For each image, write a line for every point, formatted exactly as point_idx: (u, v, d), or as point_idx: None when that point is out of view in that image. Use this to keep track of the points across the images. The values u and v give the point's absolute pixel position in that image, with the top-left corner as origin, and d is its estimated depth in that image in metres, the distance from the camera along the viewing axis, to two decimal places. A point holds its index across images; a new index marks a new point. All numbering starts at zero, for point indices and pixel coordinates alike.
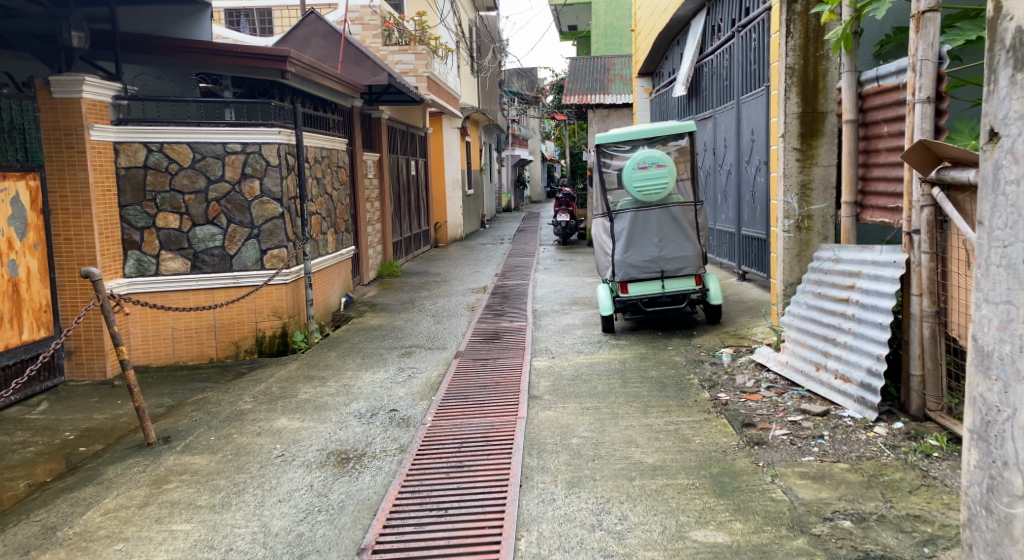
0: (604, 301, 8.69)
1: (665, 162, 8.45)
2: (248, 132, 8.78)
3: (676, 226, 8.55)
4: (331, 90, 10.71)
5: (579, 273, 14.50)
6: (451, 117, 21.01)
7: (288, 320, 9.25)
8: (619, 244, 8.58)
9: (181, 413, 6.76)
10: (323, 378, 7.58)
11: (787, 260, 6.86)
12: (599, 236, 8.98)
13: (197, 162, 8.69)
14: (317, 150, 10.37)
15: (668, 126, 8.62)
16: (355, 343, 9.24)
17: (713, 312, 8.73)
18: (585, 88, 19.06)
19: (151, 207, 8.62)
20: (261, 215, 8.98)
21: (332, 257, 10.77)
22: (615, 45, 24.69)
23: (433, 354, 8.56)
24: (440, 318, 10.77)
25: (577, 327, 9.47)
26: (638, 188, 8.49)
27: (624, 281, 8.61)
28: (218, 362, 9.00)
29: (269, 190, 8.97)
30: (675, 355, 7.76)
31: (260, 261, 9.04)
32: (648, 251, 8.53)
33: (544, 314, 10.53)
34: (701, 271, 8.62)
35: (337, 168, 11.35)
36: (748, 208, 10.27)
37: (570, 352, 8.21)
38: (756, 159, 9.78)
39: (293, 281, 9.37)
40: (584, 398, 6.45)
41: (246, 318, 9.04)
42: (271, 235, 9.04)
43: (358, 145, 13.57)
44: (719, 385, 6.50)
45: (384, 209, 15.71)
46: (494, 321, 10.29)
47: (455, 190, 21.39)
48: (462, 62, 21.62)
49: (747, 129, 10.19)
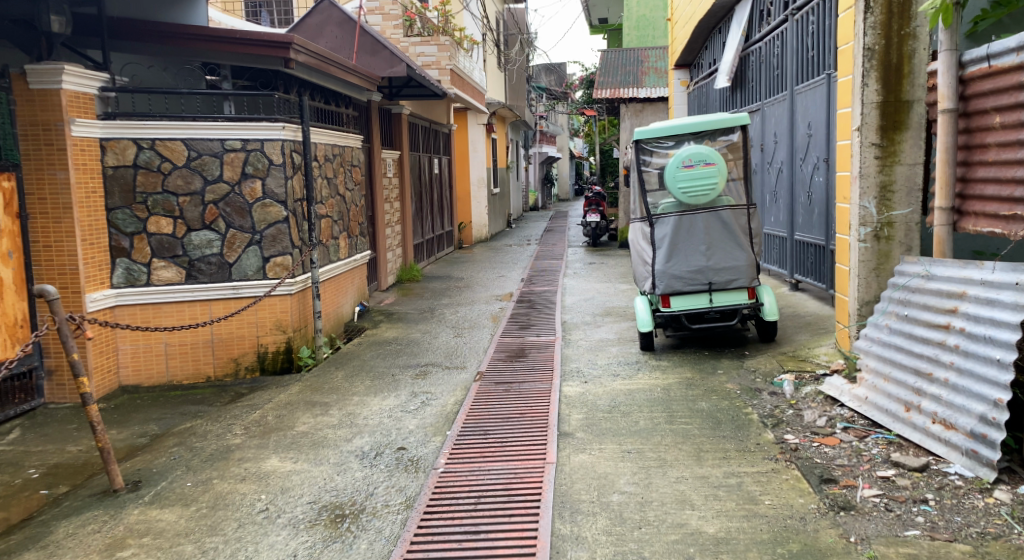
0: (642, 316, 7.80)
1: (714, 160, 7.52)
2: (250, 128, 7.91)
3: (725, 232, 7.59)
4: (345, 82, 9.87)
5: (611, 278, 13.55)
6: (477, 112, 20.11)
7: (293, 334, 8.34)
8: (661, 252, 7.64)
9: (160, 449, 5.89)
10: (325, 405, 6.70)
11: (862, 275, 5.91)
12: (637, 242, 8.03)
13: (193, 161, 7.81)
14: (327, 147, 9.51)
15: (720, 119, 7.63)
16: (366, 360, 8.36)
17: (766, 329, 7.81)
18: (618, 81, 18.07)
19: (141, 210, 7.73)
20: (263, 219, 8.07)
21: (344, 263, 9.90)
22: (648, 37, 23.60)
23: (452, 375, 7.66)
24: (460, 330, 9.86)
25: (613, 343, 8.51)
26: (685, 191, 7.53)
27: (665, 294, 7.66)
28: (216, 381, 8.11)
29: (271, 192, 8.06)
30: (727, 383, 6.81)
31: (261, 271, 8.12)
32: (693, 260, 7.58)
33: (574, 327, 9.57)
34: (755, 284, 7.65)
35: (351, 166, 10.48)
36: (804, 210, 9.43)
37: (605, 375, 7.26)
38: (814, 156, 8.98)
39: (299, 291, 8.44)
40: (623, 437, 5.52)
41: (247, 333, 8.14)
42: (273, 241, 8.13)
43: (376, 142, 12.71)
44: (784, 423, 5.57)
45: (404, 209, 14.84)
46: (519, 335, 9.36)
47: (480, 189, 20.47)
48: (488, 55, 20.69)
49: (803, 122, 9.37)
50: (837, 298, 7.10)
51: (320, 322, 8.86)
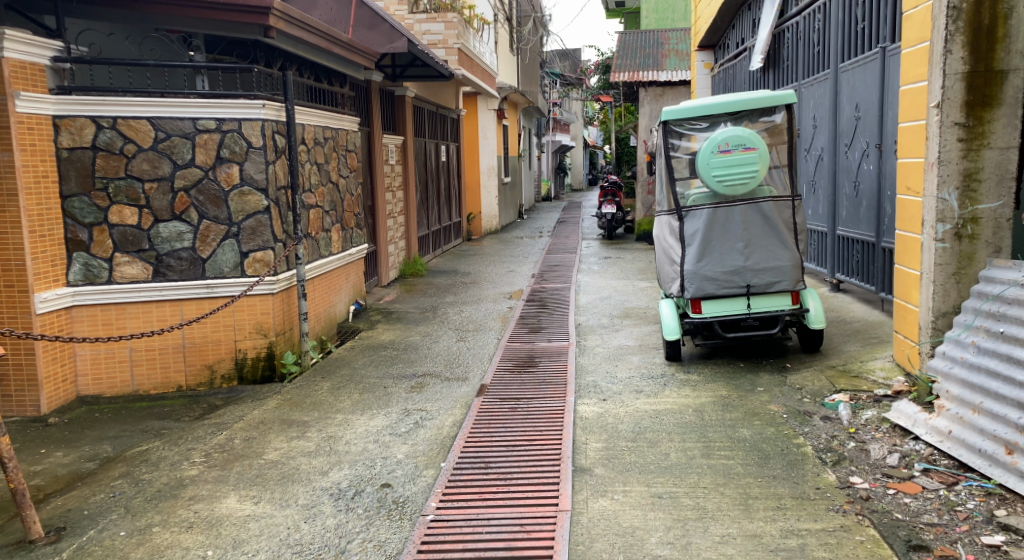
0: (669, 322, 6.93)
1: (756, 144, 6.57)
2: (226, 105, 6.97)
3: (766, 227, 6.66)
4: (340, 58, 8.96)
5: (629, 275, 12.59)
6: (487, 97, 19.15)
7: (276, 338, 7.36)
8: (691, 250, 6.72)
9: (100, 478, 4.97)
10: (303, 425, 5.79)
11: (940, 281, 5.03)
12: (663, 238, 7.11)
13: (160, 143, 6.86)
14: (317, 129, 8.59)
15: (761, 98, 6.67)
16: (355, 367, 7.43)
17: (810, 338, 6.87)
18: (636, 64, 17.05)
19: (101, 198, 6.79)
20: (240, 209, 7.14)
21: (337, 258, 8.98)
22: (666, 21, 22.63)
23: (451, 388, 6.73)
24: (464, 332, 8.93)
25: (634, 351, 7.56)
26: (722, 180, 6.60)
27: (695, 298, 6.72)
28: (187, 392, 7.13)
29: (250, 178, 7.14)
30: (768, 404, 5.88)
31: (239, 266, 7.18)
32: (728, 259, 6.66)
33: (590, 331, 8.62)
34: (800, 287, 6.70)
35: (347, 150, 9.55)
36: (849, 202, 8.47)
37: (627, 391, 6.32)
38: (863, 140, 8.03)
39: (283, 292, 7.51)
40: (652, 477, 4.60)
41: (223, 336, 7.18)
42: (252, 234, 7.20)
43: (376, 127, 11.81)
44: (846, 461, 4.63)
45: (408, 199, 13.92)
46: (529, 340, 8.42)
47: (490, 177, 19.51)
48: (499, 36, 19.70)
49: (850, 103, 8.42)
50: (897, 304, 6.23)
51: (308, 325, 7.94)
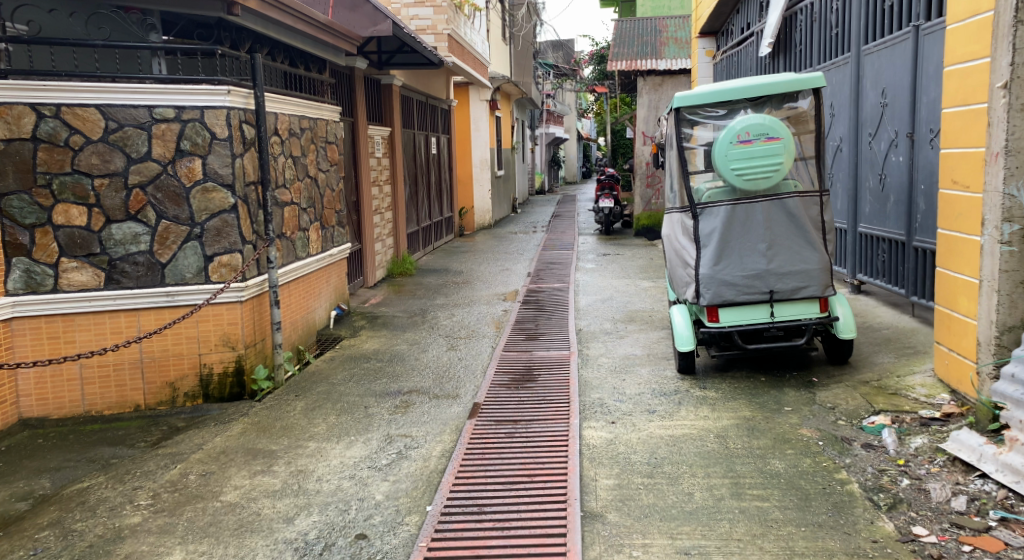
0: (682, 332, 6.27)
1: (779, 134, 5.84)
2: (186, 92, 6.24)
3: (791, 227, 5.94)
4: (317, 42, 8.23)
5: (630, 274, 11.89)
6: (479, 87, 18.41)
7: (246, 351, 6.65)
8: (707, 252, 5.99)
9: (25, 525, 4.26)
10: (269, 456, 5.07)
11: (1006, 290, 4.58)
12: (675, 236, 6.37)
13: (111, 133, 6.11)
14: (292, 119, 7.86)
15: (780, 82, 5.94)
16: (334, 383, 6.72)
17: (838, 349, 6.17)
18: (634, 52, 16.31)
19: (44, 196, 6.04)
20: (203, 207, 6.42)
21: (315, 260, 8.26)
22: (663, 9, 21.95)
23: (440, 408, 6.01)
24: (455, 340, 8.21)
25: (642, 362, 6.85)
26: (740, 173, 5.88)
27: (712, 305, 6.00)
28: (146, 412, 6.41)
29: (215, 173, 6.42)
30: (799, 428, 5.19)
31: (202, 271, 6.45)
32: (750, 262, 5.95)
33: (592, 338, 7.90)
34: (829, 293, 5.97)
35: (327, 141, 8.81)
36: (872, 197, 7.79)
37: (637, 412, 5.61)
38: (891, 129, 7.35)
39: (253, 300, 6.79)
40: (675, 528, 3.92)
41: (186, 350, 6.47)
42: (216, 237, 6.47)
43: (360, 118, 11.14)
44: (903, 505, 3.97)
45: (396, 193, 13.19)
46: (526, 348, 7.70)
47: (483, 170, 18.79)
48: (491, 23, 18.94)
49: (874, 88, 7.73)
50: (936, 311, 5.72)
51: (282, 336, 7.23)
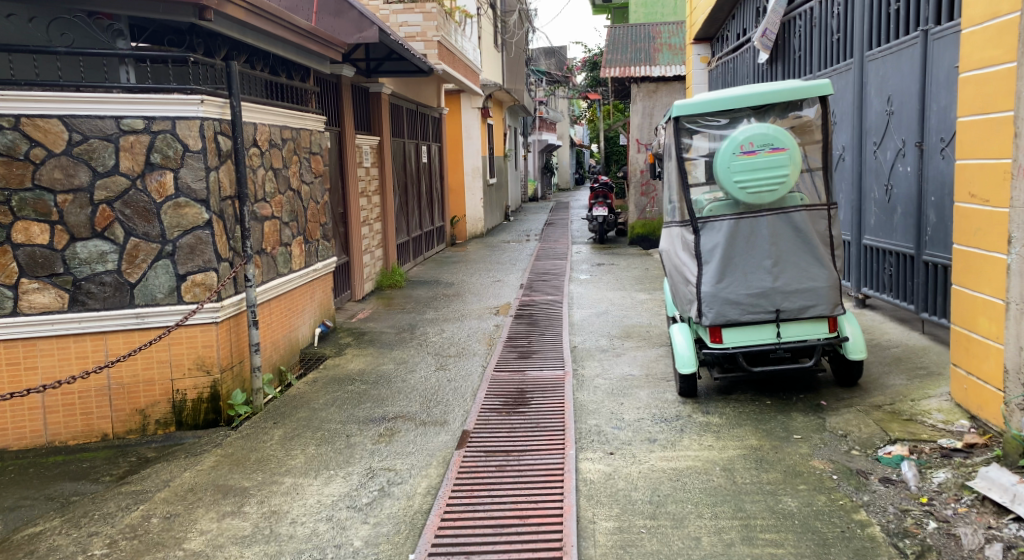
0: (683, 352, 5.92)
1: (784, 143, 5.45)
2: (155, 102, 5.90)
3: (798, 243, 5.59)
4: (298, 49, 7.87)
5: (626, 285, 11.53)
6: (471, 95, 18.07)
7: (222, 375, 6.29)
8: (709, 268, 5.64)
9: None
10: (241, 493, 4.72)
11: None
12: (675, 251, 6.02)
13: (76, 146, 5.76)
14: (273, 129, 7.49)
15: (781, 90, 5.57)
16: (315, 408, 6.35)
17: (848, 370, 5.80)
18: (628, 58, 15.99)
19: (3, 213, 5.68)
20: (175, 223, 6.07)
21: (297, 276, 7.89)
22: (656, 15, 21.66)
23: (428, 436, 5.65)
24: (445, 358, 7.84)
25: (641, 384, 6.49)
26: (745, 188, 5.51)
27: (715, 325, 5.63)
28: (114, 441, 6.04)
29: (187, 187, 6.08)
30: (810, 459, 4.84)
31: (175, 291, 6.11)
32: (755, 280, 5.58)
33: (588, 356, 7.54)
34: (839, 312, 5.62)
35: (310, 151, 8.44)
36: (878, 209, 7.46)
37: (637, 441, 5.26)
38: (898, 138, 7.03)
39: (229, 321, 6.42)
40: None
41: (157, 375, 6.11)
42: (189, 254, 6.13)
43: (347, 127, 10.79)
44: (933, 554, 3.73)
45: (385, 204, 12.83)
46: (519, 368, 7.34)
47: (475, 178, 18.45)
48: (483, 29, 18.59)
49: (879, 95, 7.41)
50: (952, 332, 5.38)
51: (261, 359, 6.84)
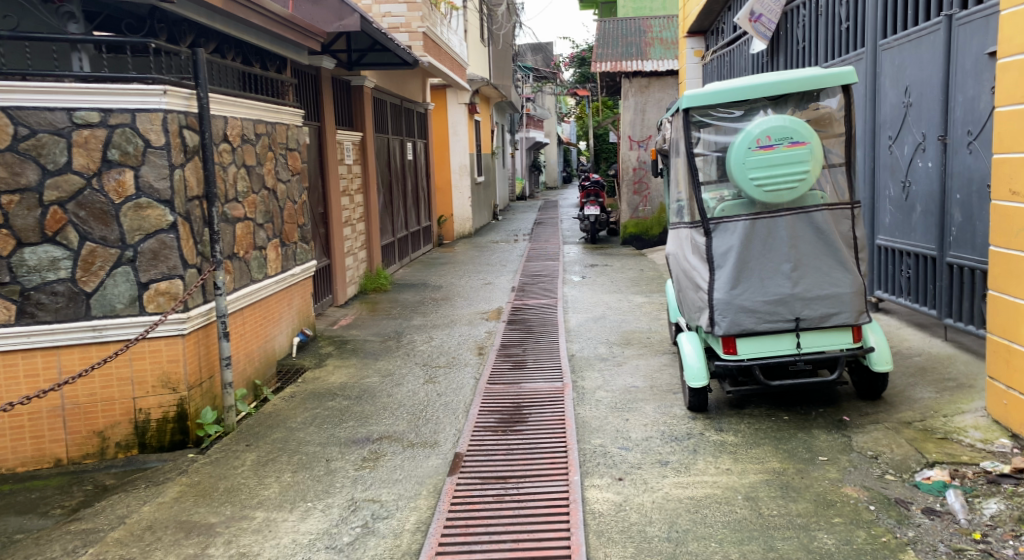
0: (693, 363, 5.41)
1: (805, 137, 4.95)
2: (112, 92, 5.40)
3: (820, 246, 5.06)
4: (273, 38, 7.34)
5: (622, 288, 11.02)
6: (457, 90, 17.58)
7: (189, 393, 5.76)
8: (722, 273, 5.12)
9: None
10: (205, 532, 4.22)
11: None
12: (685, 255, 5.51)
13: (23, 141, 5.26)
14: (246, 123, 6.96)
15: (797, 77, 5.09)
16: (293, 428, 5.81)
17: (872, 383, 5.29)
18: (619, 53, 15.48)
19: None
20: (135, 226, 5.55)
21: (273, 282, 7.36)
22: (645, 9, 21.18)
23: (416, 459, 5.13)
24: (433, 369, 7.31)
25: (646, 398, 5.97)
26: (762, 186, 5.02)
27: (728, 336, 5.11)
28: (70, 467, 5.51)
29: (149, 187, 5.57)
30: (842, 485, 4.34)
31: (137, 301, 5.58)
32: (772, 286, 5.06)
33: (587, 366, 7.03)
34: (864, 320, 5.10)
35: (287, 147, 7.91)
36: (893, 207, 6.98)
37: (648, 464, 4.76)
38: (916, 132, 6.53)
39: (197, 333, 5.88)
40: None
41: (117, 394, 5.58)
42: (152, 261, 5.61)
43: (328, 122, 10.28)
44: None
45: (369, 203, 12.30)
46: (513, 379, 6.83)
47: (462, 177, 17.94)
48: (469, 23, 18.11)
49: (893, 87, 6.94)
50: (987, 341, 4.92)
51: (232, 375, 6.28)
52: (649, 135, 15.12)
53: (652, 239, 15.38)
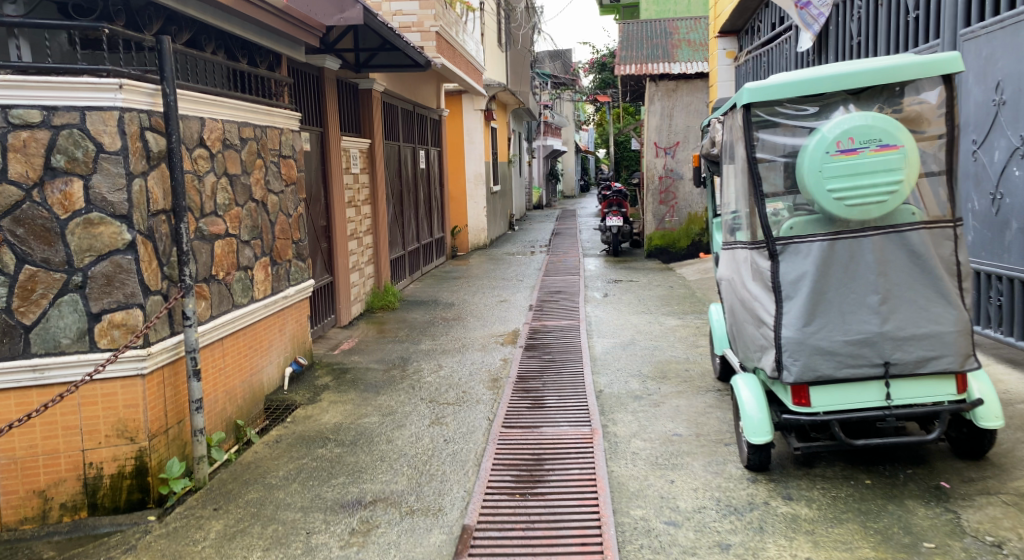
0: (752, 415, 4.45)
1: (899, 140, 4.00)
2: (56, 87, 4.54)
3: (915, 273, 4.08)
4: (260, 30, 6.44)
5: (651, 308, 10.02)
6: (473, 96, 16.71)
7: (151, 444, 4.87)
8: (792, 305, 4.15)
9: None
10: None
11: None
12: (741, 282, 4.54)
13: None
14: (228, 126, 6.04)
15: (862, 69, 4.11)
16: (274, 486, 4.89)
17: (977, 441, 4.24)
18: (645, 55, 14.51)
19: None
20: (85, 246, 4.67)
21: (260, 307, 6.45)
22: (669, 12, 20.24)
23: (416, 533, 4.21)
24: (441, 407, 6.36)
25: (693, 452, 4.99)
26: (845, 200, 4.03)
27: (799, 383, 4.13)
28: (5, 534, 4.65)
29: (101, 200, 4.69)
30: None
31: (86, 336, 4.70)
32: (856, 323, 4.08)
33: (619, 406, 6.06)
34: (971, 367, 4.09)
35: (279, 154, 6.99)
36: (979, 224, 5.97)
37: (704, 549, 3.81)
38: (1011, 134, 5.53)
39: (161, 371, 4.98)
40: None
41: (63, 446, 4.71)
42: (105, 287, 4.72)
43: (331, 128, 9.39)
44: None
45: (377, 214, 11.39)
46: (533, 421, 5.89)
47: (478, 186, 17.03)
48: (485, 25, 17.22)
49: (976, 84, 5.93)
50: None
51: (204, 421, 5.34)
52: (677, 141, 14.10)
53: (679, 251, 14.39)
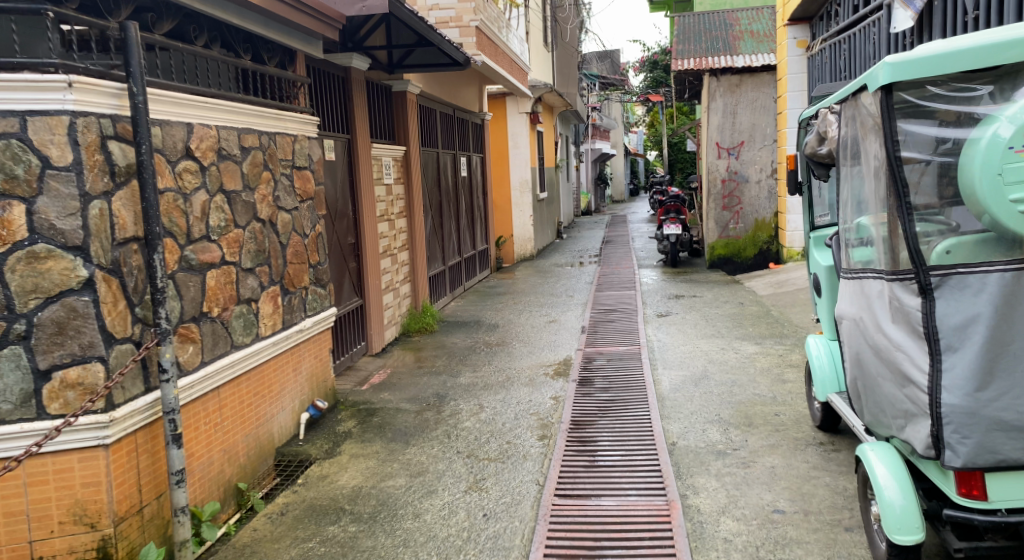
0: (892, 502, 3.36)
1: None
2: None
3: None
4: (264, 20, 5.45)
5: (721, 330, 8.88)
6: (517, 97, 15.64)
7: (116, 531, 3.87)
8: (952, 356, 3.06)
9: None
10: None
11: None
12: (872, 319, 3.45)
13: None
14: (226, 133, 5.07)
15: None
16: None
17: None
18: (704, 49, 13.32)
19: None
20: (28, 288, 3.70)
21: (270, 344, 5.50)
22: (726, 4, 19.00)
23: None
24: (483, 463, 5.31)
25: (806, 542, 3.98)
26: None
27: (970, 471, 3.06)
28: None
29: (45, 229, 3.72)
30: None
31: (33, 400, 3.73)
32: None
33: (699, 466, 4.96)
34: None
35: (293, 165, 5.99)
36: None
37: None
38: None
39: (131, 436, 3.99)
40: None
41: (5, 537, 3.76)
42: (56, 337, 3.75)
43: (359, 135, 8.41)
44: None
45: (414, 228, 10.39)
46: (595, 486, 4.81)
47: (523, 194, 15.96)
48: (531, 22, 16.16)
49: None
50: None
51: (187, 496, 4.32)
52: (741, 140, 12.90)
53: (745, 261, 13.23)
